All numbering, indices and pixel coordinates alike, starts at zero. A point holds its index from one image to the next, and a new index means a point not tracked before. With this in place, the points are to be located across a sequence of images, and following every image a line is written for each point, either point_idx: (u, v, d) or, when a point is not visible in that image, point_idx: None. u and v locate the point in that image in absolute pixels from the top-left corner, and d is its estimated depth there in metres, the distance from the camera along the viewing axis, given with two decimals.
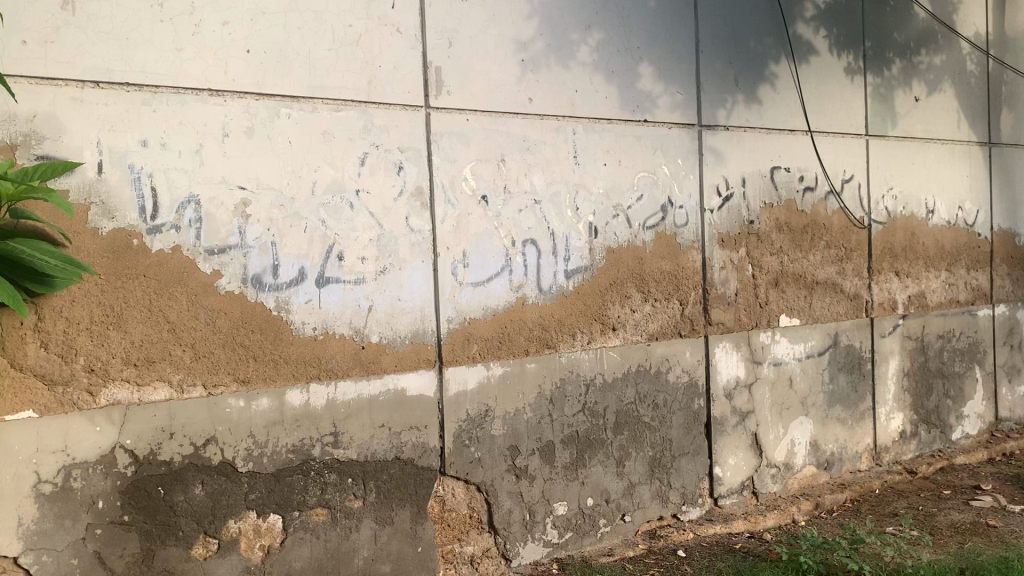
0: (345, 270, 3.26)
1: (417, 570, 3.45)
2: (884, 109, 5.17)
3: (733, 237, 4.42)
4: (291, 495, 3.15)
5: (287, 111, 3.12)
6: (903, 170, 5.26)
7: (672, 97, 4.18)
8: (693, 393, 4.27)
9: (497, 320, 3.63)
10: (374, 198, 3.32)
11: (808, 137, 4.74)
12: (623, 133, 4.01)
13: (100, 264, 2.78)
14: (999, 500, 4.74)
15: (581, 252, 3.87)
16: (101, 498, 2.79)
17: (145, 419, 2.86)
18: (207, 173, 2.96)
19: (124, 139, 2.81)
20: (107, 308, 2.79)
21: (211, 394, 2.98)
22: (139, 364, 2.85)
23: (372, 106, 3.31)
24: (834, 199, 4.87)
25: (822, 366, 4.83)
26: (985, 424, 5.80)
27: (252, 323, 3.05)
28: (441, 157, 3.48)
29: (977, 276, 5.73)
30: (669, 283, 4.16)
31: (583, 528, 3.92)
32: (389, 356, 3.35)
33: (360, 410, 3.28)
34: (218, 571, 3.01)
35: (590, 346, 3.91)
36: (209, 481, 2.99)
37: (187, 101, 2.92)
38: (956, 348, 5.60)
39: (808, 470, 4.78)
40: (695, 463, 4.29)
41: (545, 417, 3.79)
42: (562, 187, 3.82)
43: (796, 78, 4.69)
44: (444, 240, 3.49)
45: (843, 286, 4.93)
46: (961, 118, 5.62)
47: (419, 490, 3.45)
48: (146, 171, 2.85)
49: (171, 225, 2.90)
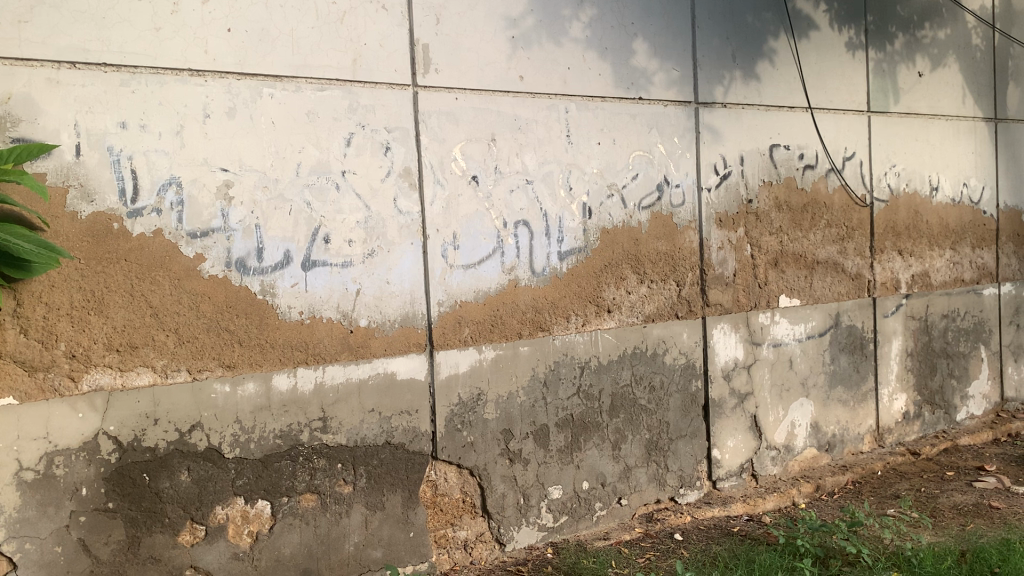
0: (332, 253, 3.20)
1: (408, 556, 3.42)
2: (886, 84, 5.06)
3: (731, 217, 4.35)
4: (280, 481, 3.11)
5: (270, 91, 3.06)
6: (906, 147, 5.17)
7: (667, 74, 4.10)
8: (690, 374, 4.21)
9: (488, 303, 3.57)
10: (361, 179, 3.26)
11: (808, 113, 4.65)
12: (617, 111, 3.93)
13: (80, 248, 2.74)
14: (1002, 481, 4.66)
15: (575, 233, 3.81)
16: (85, 485, 2.77)
17: (128, 405, 2.82)
18: (189, 155, 2.91)
19: (103, 121, 2.76)
20: (88, 293, 2.75)
21: (196, 378, 2.94)
22: (122, 349, 2.81)
23: (357, 85, 3.25)
24: (835, 177, 4.78)
25: (824, 347, 4.77)
26: (990, 404, 5.74)
27: (237, 308, 3.00)
28: (429, 137, 3.42)
29: (983, 254, 5.64)
30: (665, 264, 4.09)
31: (578, 512, 3.88)
32: (377, 340, 3.30)
33: (349, 394, 3.24)
34: (206, 557, 2.98)
35: (585, 328, 3.85)
36: (196, 468, 2.96)
37: (167, 81, 2.86)
38: (961, 327, 5.52)
39: (809, 452, 4.73)
40: (693, 446, 4.25)
41: (539, 400, 3.74)
42: (554, 166, 3.75)
43: (796, 54, 4.59)
44: (433, 222, 3.43)
45: (845, 266, 4.85)
46: (966, 94, 5.51)
47: (410, 475, 3.41)
48: (126, 154, 2.80)
49: (152, 208, 2.85)
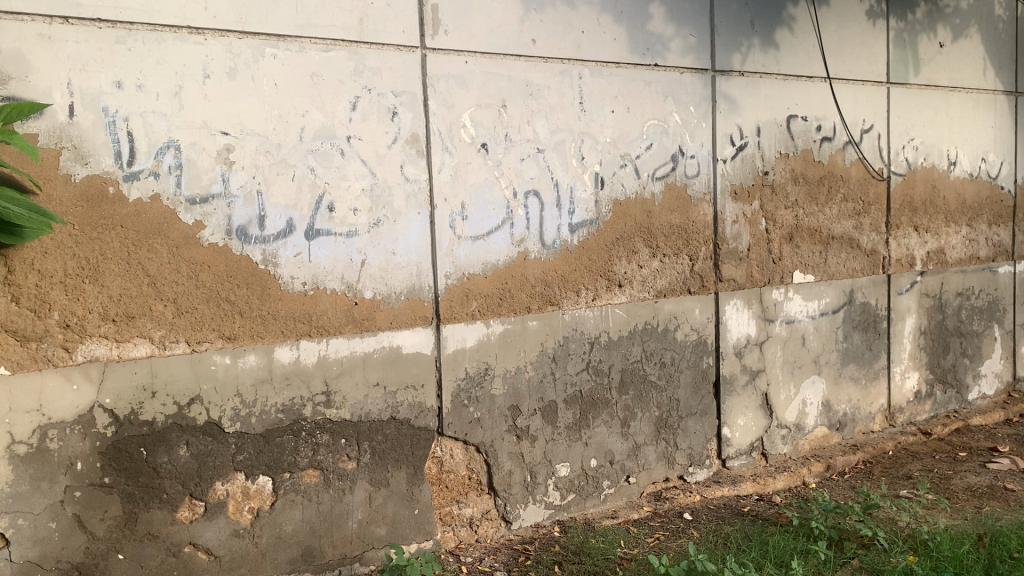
0: (336, 222, 3.08)
1: (413, 534, 3.34)
2: (907, 54, 4.91)
3: (746, 189, 4.22)
4: (281, 457, 3.02)
5: (272, 51, 2.92)
6: (925, 119, 5.03)
7: (684, 40, 3.95)
8: (702, 351, 4.11)
9: (497, 276, 3.46)
10: (366, 145, 3.13)
11: (826, 84, 4.51)
12: (632, 78, 3.80)
13: (73, 213, 2.62)
14: (1017, 463, 4.58)
15: (586, 204, 3.69)
16: (80, 460, 2.67)
17: (124, 377, 2.72)
18: (188, 117, 2.78)
19: (97, 80, 2.63)
20: (82, 261, 2.64)
21: (195, 350, 2.84)
22: (118, 319, 2.70)
23: (363, 45, 3.10)
24: (853, 149, 4.65)
25: (837, 324, 4.66)
26: (1001, 384, 5.65)
27: (237, 277, 2.89)
28: (438, 102, 3.28)
29: (999, 232, 5.51)
30: (678, 237, 3.98)
31: (586, 490, 3.80)
32: (383, 313, 3.19)
33: (353, 367, 3.14)
34: (205, 534, 2.90)
35: (595, 303, 3.74)
36: (195, 442, 2.86)
37: (165, 39, 2.72)
38: (976, 305, 5.41)
39: (820, 431, 4.65)
40: (703, 424, 4.16)
41: (547, 376, 3.64)
42: (566, 135, 3.62)
43: (816, 22, 4.44)
44: (441, 191, 3.31)
45: (860, 242, 4.74)
46: (987, 66, 5.36)
47: (416, 451, 3.32)
48: (121, 115, 2.67)
49: (149, 172, 2.72)
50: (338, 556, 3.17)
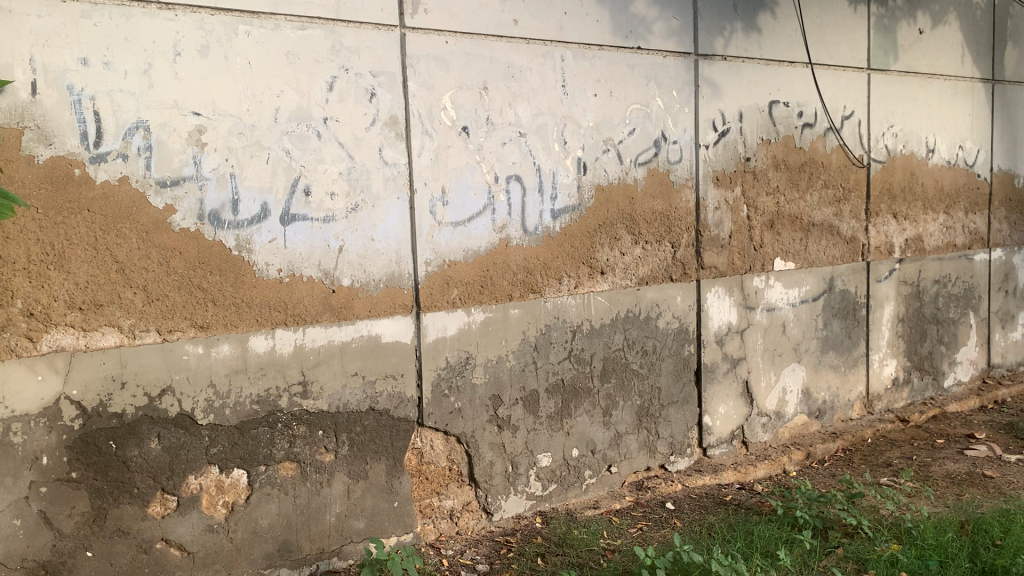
0: (313, 207, 2.98)
1: (392, 527, 3.26)
2: (887, 41, 4.88)
3: (728, 175, 4.18)
4: (257, 449, 2.93)
5: (246, 28, 2.80)
6: (905, 107, 5.02)
7: (667, 23, 3.89)
8: (683, 339, 4.07)
9: (478, 263, 3.38)
10: (344, 127, 3.03)
11: (808, 70, 4.47)
12: (615, 61, 3.73)
13: (37, 195, 2.50)
14: (994, 449, 4.60)
15: (569, 190, 3.62)
16: (46, 454, 2.56)
17: (92, 367, 2.61)
18: (158, 97, 2.66)
19: (62, 56, 2.50)
20: (47, 247, 2.53)
21: (166, 339, 2.73)
22: (85, 307, 2.59)
23: (340, 24, 2.99)
24: (834, 136, 4.62)
25: (817, 311, 4.64)
26: (977, 371, 5.68)
27: (210, 264, 2.78)
28: (418, 83, 3.19)
29: (975, 219, 5.53)
30: (660, 224, 3.92)
31: (567, 480, 3.75)
32: (361, 301, 3.10)
33: (330, 357, 3.05)
34: (177, 530, 2.80)
35: (577, 290, 3.68)
36: (167, 435, 2.76)
37: (133, 14, 2.60)
38: (953, 293, 5.43)
39: (799, 419, 4.63)
40: (684, 412, 4.12)
41: (529, 364, 3.57)
42: (548, 119, 3.55)
43: (798, 7, 4.39)
44: (421, 174, 3.22)
45: (840, 229, 4.72)
46: (965, 53, 5.36)
47: (395, 443, 3.24)
48: (88, 93, 2.55)
49: (117, 154, 2.61)
50: (315, 551, 3.09)
